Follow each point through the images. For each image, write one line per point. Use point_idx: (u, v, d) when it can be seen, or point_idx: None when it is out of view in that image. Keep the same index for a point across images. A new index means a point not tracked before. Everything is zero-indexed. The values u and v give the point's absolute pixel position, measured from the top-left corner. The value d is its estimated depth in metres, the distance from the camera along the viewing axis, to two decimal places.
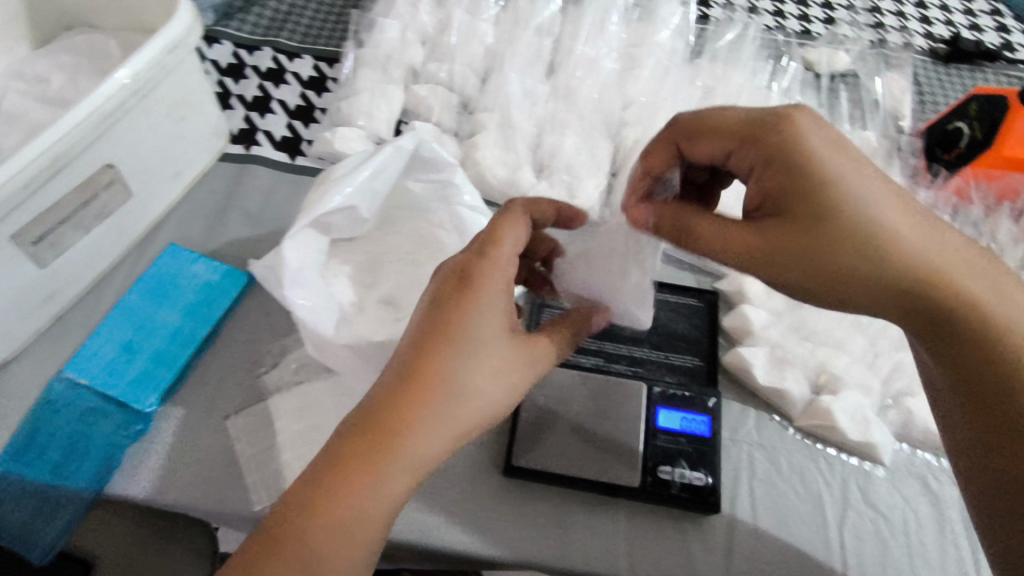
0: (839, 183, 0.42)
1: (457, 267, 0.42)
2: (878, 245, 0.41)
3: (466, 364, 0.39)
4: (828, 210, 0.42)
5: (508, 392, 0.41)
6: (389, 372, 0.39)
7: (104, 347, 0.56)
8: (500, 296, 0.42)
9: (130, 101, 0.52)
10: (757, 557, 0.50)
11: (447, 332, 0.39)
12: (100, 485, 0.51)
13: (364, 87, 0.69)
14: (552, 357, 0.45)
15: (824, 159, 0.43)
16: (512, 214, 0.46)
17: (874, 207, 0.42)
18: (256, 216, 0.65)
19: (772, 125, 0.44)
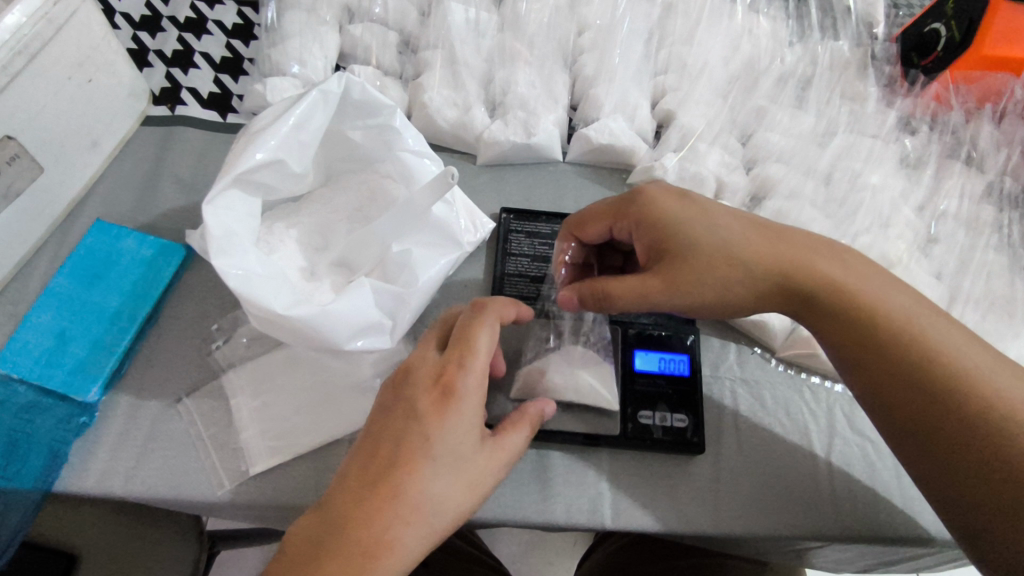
0: (716, 243, 0.42)
1: (425, 366, 0.38)
2: (748, 247, 0.42)
3: (442, 479, 0.35)
4: (710, 266, 0.42)
5: (483, 494, 0.37)
6: (358, 476, 0.34)
7: (32, 338, 0.50)
8: (479, 403, 0.37)
9: (14, 63, 0.46)
10: (747, 494, 0.48)
11: (424, 447, 0.35)
12: (46, 484, 0.47)
13: (293, 31, 0.62)
14: (517, 458, 0.40)
15: (705, 235, 0.43)
16: (486, 310, 0.40)
17: (739, 233, 0.43)
18: (190, 181, 0.60)
19: (632, 200, 0.45)
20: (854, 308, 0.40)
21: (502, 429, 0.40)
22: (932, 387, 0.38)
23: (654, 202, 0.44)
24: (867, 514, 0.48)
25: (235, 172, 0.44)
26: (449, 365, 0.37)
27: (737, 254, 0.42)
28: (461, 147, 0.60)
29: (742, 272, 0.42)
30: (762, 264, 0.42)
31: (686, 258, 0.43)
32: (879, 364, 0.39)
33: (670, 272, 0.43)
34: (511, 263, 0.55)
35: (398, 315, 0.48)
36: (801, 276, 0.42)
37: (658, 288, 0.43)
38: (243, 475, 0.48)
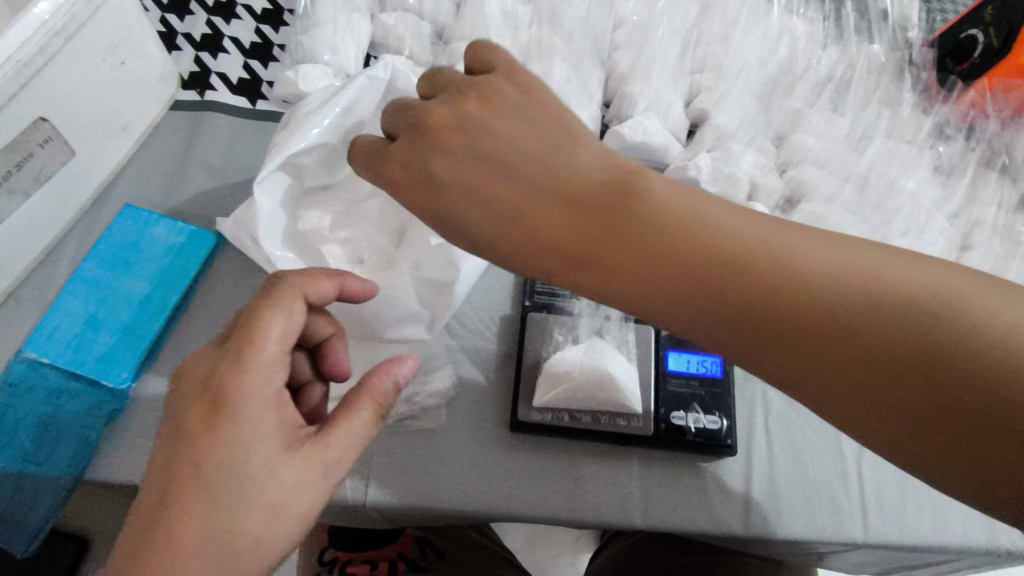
0: (535, 162, 0.36)
1: (199, 380, 0.35)
2: (670, 201, 0.34)
3: (227, 509, 0.33)
4: (492, 217, 0.35)
5: (292, 518, 0.35)
6: (145, 511, 0.33)
7: (63, 325, 0.50)
8: (262, 409, 0.35)
9: (52, 44, 0.45)
10: (778, 497, 0.49)
11: (195, 477, 0.33)
12: (77, 471, 0.47)
13: (326, 18, 0.62)
14: (350, 451, 0.37)
15: (500, 197, 0.35)
16: (276, 294, 0.37)
17: (515, 164, 0.36)
18: (219, 168, 0.59)
19: (407, 131, 0.38)
20: (754, 298, 0.31)
21: (328, 425, 0.37)
22: (906, 340, 0.28)
23: (434, 132, 0.37)
24: (895, 519, 0.49)
25: (284, 155, 0.45)
26: (224, 366, 0.35)
27: (596, 233, 0.34)
28: None
29: (560, 200, 0.35)
30: (645, 263, 0.33)
31: (546, 245, 0.34)
32: (794, 335, 0.30)
33: (514, 250, 0.35)
34: None
35: (436, 307, 0.49)
36: (676, 269, 0.32)
37: (502, 255, 0.36)
38: None
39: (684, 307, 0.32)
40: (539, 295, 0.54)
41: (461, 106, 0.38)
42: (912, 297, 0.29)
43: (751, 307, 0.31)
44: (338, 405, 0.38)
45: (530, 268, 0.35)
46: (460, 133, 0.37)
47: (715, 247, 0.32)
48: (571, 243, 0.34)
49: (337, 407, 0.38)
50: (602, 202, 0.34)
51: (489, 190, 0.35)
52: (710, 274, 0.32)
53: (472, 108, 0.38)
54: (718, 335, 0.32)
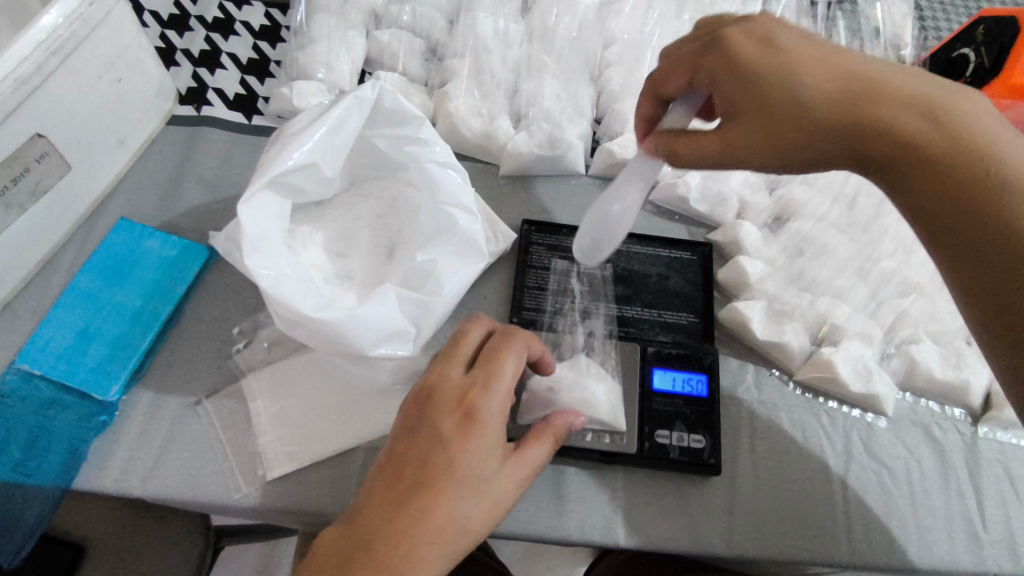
0: (815, 97, 0.38)
1: (454, 391, 0.38)
2: (926, 134, 0.37)
3: (468, 499, 0.36)
4: (793, 118, 0.38)
5: (470, 530, 0.36)
6: (385, 497, 0.35)
7: (57, 337, 0.51)
8: (498, 423, 0.38)
9: (50, 62, 0.46)
10: (762, 516, 0.48)
11: (450, 469, 0.36)
12: (65, 482, 0.48)
13: (321, 34, 0.62)
14: (535, 472, 0.40)
15: (817, 104, 0.38)
16: (514, 336, 0.41)
17: (852, 99, 0.38)
18: (214, 181, 0.60)
19: (706, 49, 0.41)
20: (995, 226, 0.35)
21: (525, 442, 0.41)
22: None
23: (757, 51, 0.39)
24: (881, 540, 0.48)
25: (269, 175, 0.45)
26: (473, 386, 0.38)
27: (922, 144, 0.37)
28: (484, 157, 0.60)
29: (881, 115, 0.37)
30: (959, 168, 0.36)
31: (838, 141, 0.38)
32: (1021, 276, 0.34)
33: (784, 143, 0.39)
34: (530, 275, 0.55)
35: (423, 323, 0.47)
36: (978, 196, 0.35)
37: (774, 152, 0.40)
38: (260, 480, 0.48)
39: (953, 211, 0.36)
40: (526, 311, 0.54)
41: (728, 47, 0.40)
42: None
43: (1010, 227, 0.34)
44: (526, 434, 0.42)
45: (777, 156, 0.40)
46: (761, 42, 0.40)
47: (1009, 173, 0.35)
48: (886, 148, 0.38)
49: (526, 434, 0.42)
50: (948, 126, 0.37)
51: (787, 101, 0.38)
52: (978, 190, 0.35)
53: (748, 47, 0.39)
54: (947, 230, 0.37)
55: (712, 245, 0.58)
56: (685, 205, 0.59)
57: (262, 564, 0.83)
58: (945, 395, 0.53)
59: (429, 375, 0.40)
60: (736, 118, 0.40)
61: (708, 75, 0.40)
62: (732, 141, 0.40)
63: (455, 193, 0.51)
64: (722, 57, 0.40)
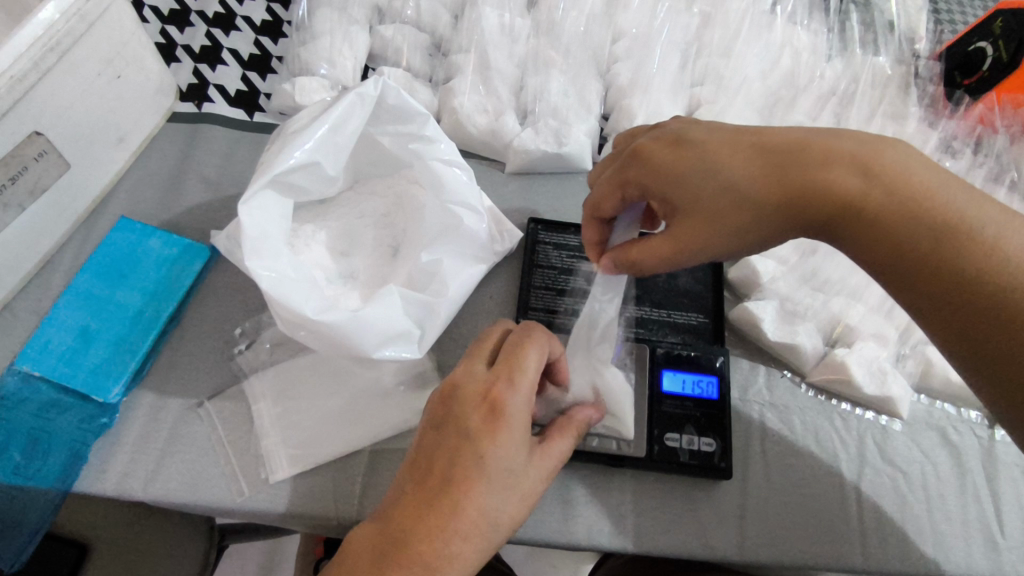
0: (744, 188, 0.38)
1: (477, 386, 0.37)
2: (861, 198, 0.36)
3: (500, 494, 0.35)
4: (732, 205, 0.38)
5: (504, 521, 0.35)
6: (415, 493, 0.35)
7: (57, 338, 0.50)
8: (525, 416, 0.37)
9: (47, 59, 0.46)
10: (774, 521, 0.47)
11: (479, 465, 0.35)
12: (65, 485, 0.47)
13: (323, 30, 0.61)
14: (564, 463, 0.40)
15: (750, 188, 0.38)
16: (536, 330, 0.40)
17: (775, 184, 0.37)
18: (215, 180, 0.59)
19: (627, 164, 0.42)
20: (962, 276, 0.34)
21: (551, 435, 0.40)
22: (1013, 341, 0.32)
23: (670, 149, 0.40)
24: (894, 546, 0.47)
25: (270, 174, 0.43)
26: (497, 381, 0.37)
27: (862, 206, 0.36)
28: (490, 154, 0.59)
29: (812, 190, 0.36)
30: (903, 232, 0.35)
31: (781, 219, 0.38)
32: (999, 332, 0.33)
33: (733, 230, 0.39)
34: (537, 275, 0.54)
35: (427, 325, 0.46)
36: (935, 251, 0.34)
37: (726, 240, 0.39)
38: (263, 482, 0.48)
39: (917, 270, 0.35)
40: (533, 311, 0.53)
41: (648, 154, 0.41)
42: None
43: (971, 275, 0.34)
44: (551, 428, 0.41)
45: (732, 246, 0.40)
46: (671, 144, 0.40)
47: (953, 224, 0.35)
48: (829, 214, 0.37)
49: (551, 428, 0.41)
50: (882, 181, 0.36)
51: (717, 192, 0.38)
52: (938, 247, 0.34)
53: (668, 155, 0.40)
54: (919, 293, 0.36)
55: None
56: None
57: (266, 561, 0.83)
58: (961, 397, 0.52)
59: (454, 371, 0.39)
60: (680, 217, 0.40)
61: (638, 181, 0.41)
62: (683, 238, 0.40)
63: (460, 191, 0.50)
64: (645, 165, 0.40)
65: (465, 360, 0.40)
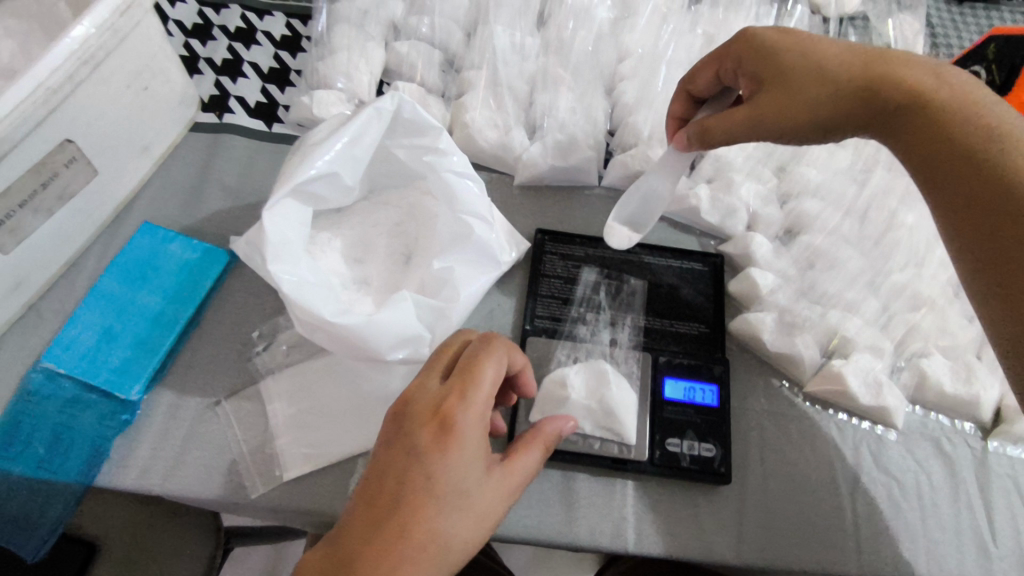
0: (827, 66, 0.43)
1: (430, 403, 0.38)
2: (929, 93, 0.41)
3: (449, 515, 0.36)
4: (812, 80, 0.43)
5: (457, 542, 0.36)
6: (365, 515, 0.35)
7: (81, 337, 0.52)
8: (478, 435, 0.38)
9: (81, 71, 0.48)
10: (771, 526, 0.49)
11: (428, 486, 0.35)
12: (87, 479, 0.49)
13: (341, 46, 0.64)
14: (525, 480, 0.41)
15: (831, 67, 0.43)
16: (494, 342, 0.41)
17: (859, 65, 0.42)
18: (234, 187, 0.61)
19: (731, 43, 0.48)
20: (992, 177, 0.37)
21: (513, 452, 0.41)
22: (1021, 230, 0.35)
23: (767, 37, 0.46)
24: (889, 552, 0.48)
25: (293, 183, 0.46)
26: (449, 396, 0.38)
27: (928, 100, 0.40)
28: (500, 167, 0.61)
29: (888, 83, 0.42)
30: (958, 130, 0.39)
31: (852, 103, 0.43)
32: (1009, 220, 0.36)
33: (805, 101, 0.43)
34: (544, 284, 0.56)
35: (438, 329, 0.48)
36: (978, 147, 0.38)
37: (793, 120, 0.44)
38: (276, 480, 0.49)
39: (953, 165, 0.39)
40: (539, 319, 0.55)
41: (753, 34, 0.47)
42: None
43: (1001, 169, 0.37)
44: (515, 443, 0.42)
45: (795, 125, 0.44)
46: (781, 30, 0.46)
47: (989, 124, 0.39)
48: (894, 103, 0.41)
49: (516, 442, 0.43)
50: (952, 90, 0.40)
51: (804, 66, 0.44)
52: (985, 147, 0.38)
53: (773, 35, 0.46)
54: (940, 188, 0.40)
55: (723, 256, 0.59)
56: (696, 217, 0.60)
57: (270, 562, 0.84)
58: (954, 409, 0.54)
59: (408, 387, 0.40)
60: (763, 90, 0.45)
61: (736, 61, 0.47)
62: (759, 109, 0.44)
63: (471, 202, 0.52)
64: (751, 42, 0.46)
65: (421, 375, 0.40)
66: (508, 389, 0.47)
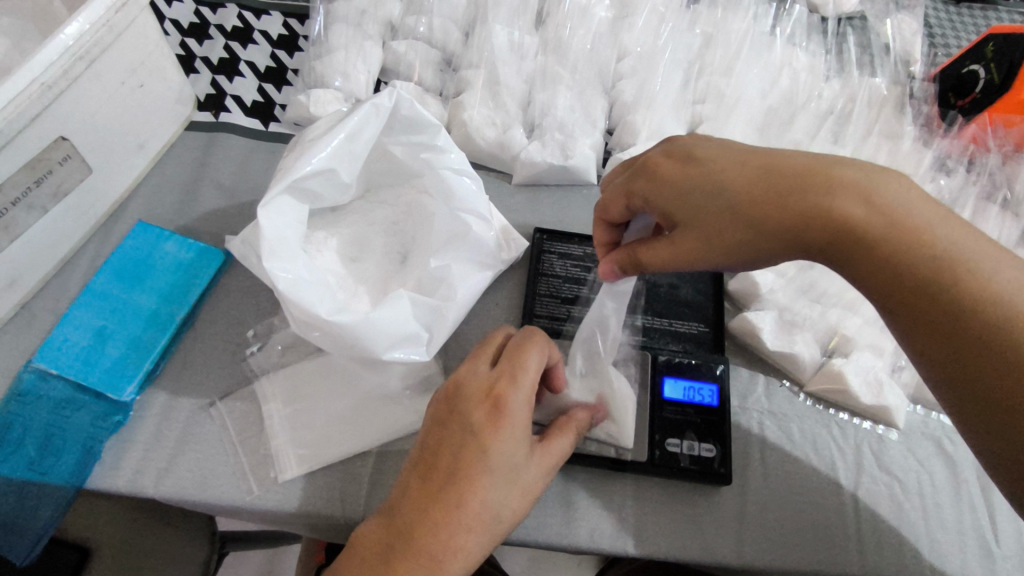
0: (751, 217, 0.38)
1: (481, 386, 0.38)
2: (872, 227, 0.36)
3: (500, 488, 0.36)
4: (746, 239, 0.39)
5: (506, 514, 0.36)
6: (420, 488, 0.36)
7: (74, 337, 0.51)
8: (527, 413, 0.38)
9: (76, 67, 0.47)
10: (772, 527, 0.48)
11: (481, 461, 0.36)
12: (77, 481, 0.48)
13: (339, 44, 0.64)
14: (565, 459, 0.41)
15: (762, 217, 0.38)
16: (538, 333, 0.41)
17: (795, 182, 0.38)
18: (231, 186, 0.61)
19: (638, 174, 0.44)
20: (932, 297, 0.35)
21: (554, 430, 0.41)
22: (961, 344, 0.34)
23: (664, 163, 0.43)
24: (891, 553, 0.48)
25: (289, 178, 0.45)
26: (500, 378, 0.38)
27: (861, 233, 0.36)
28: (498, 166, 0.61)
29: (809, 234, 0.37)
30: (889, 262, 0.36)
31: (791, 249, 0.38)
32: (963, 344, 0.34)
33: (750, 251, 0.39)
34: (542, 284, 0.56)
35: (435, 329, 0.48)
36: (911, 260, 0.35)
37: (736, 254, 0.40)
38: (272, 481, 0.49)
39: (913, 299, 0.36)
40: (537, 318, 0.54)
41: (688, 231, 0.41)
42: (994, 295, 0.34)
43: (949, 323, 0.34)
44: (551, 426, 0.42)
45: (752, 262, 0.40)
46: (682, 160, 0.42)
47: (916, 257, 0.35)
48: (825, 244, 0.37)
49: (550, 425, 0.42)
50: (887, 216, 0.36)
51: (717, 208, 0.39)
52: (913, 269, 0.35)
53: (671, 169, 0.42)
54: (913, 320, 0.36)
55: None
56: None
57: (266, 564, 0.83)
58: None
59: (456, 370, 0.40)
60: (682, 230, 0.41)
61: (645, 194, 0.43)
62: (681, 247, 0.41)
63: (469, 200, 0.51)
64: (655, 178, 0.42)
65: (468, 359, 0.40)
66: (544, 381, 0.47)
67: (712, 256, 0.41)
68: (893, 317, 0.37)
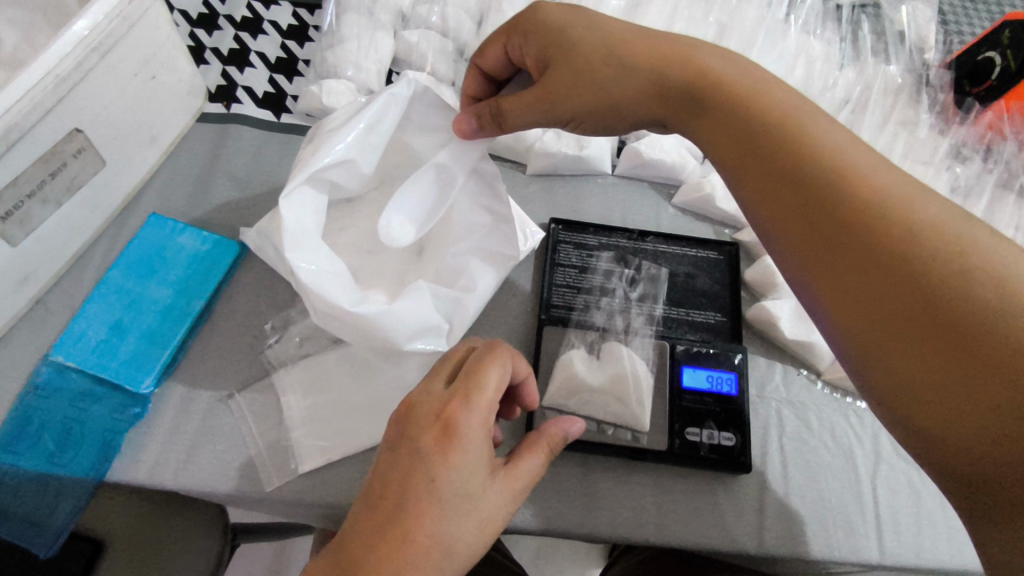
0: (629, 67, 0.43)
1: (431, 412, 0.37)
2: (770, 99, 0.39)
3: (453, 520, 0.35)
4: (623, 86, 0.43)
5: (459, 547, 0.35)
6: (366, 521, 0.34)
7: (91, 330, 0.51)
8: (481, 440, 0.37)
9: (90, 59, 0.47)
10: (791, 516, 0.48)
11: (431, 492, 0.34)
12: (98, 475, 0.48)
13: (350, 34, 0.63)
14: (531, 483, 0.40)
15: (631, 58, 0.43)
16: (498, 348, 0.40)
17: (711, 53, 0.42)
18: (244, 179, 0.60)
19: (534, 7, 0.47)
20: (790, 166, 0.36)
21: (516, 455, 0.40)
22: (827, 220, 0.34)
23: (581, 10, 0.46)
24: (911, 541, 0.48)
25: (308, 170, 0.45)
26: (453, 401, 0.37)
27: (734, 97, 0.40)
28: (512, 156, 0.61)
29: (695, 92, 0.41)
30: (761, 127, 0.38)
31: (648, 96, 0.43)
32: (833, 220, 0.34)
33: (609, 94, 0.44)
34: (559, 274, 0.56)
35: (455, 319, 0.48)
36: (790, 133, 0.37)
37: (589, 100, 0.44)
38: (292, 473, 0.49)
39: (785, 182, 0.36)
40: (555, 309, 0.54)
41: (578, 64, 0.44)
42: (871, 174, 0.35)
43: (822, 195, 0.35)
44: (518, 447, 0.41)
45: (605, 108, 0.45)
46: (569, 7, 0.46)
47: (796, 135, 0.37)
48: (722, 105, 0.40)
49: (518, 445, 0.41)
50: (756, 96, 0.39)
51: (593, 51, 0.44)
52: (788, 141, 0.37)
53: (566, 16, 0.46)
54: (776, 197, 0.37)
55: (739, 245, 0.59)
56: (709, 205, 0.59)
57: (278, 560, 0.83)
58: None
59: (410, 390, 0.39)
60: (551, 68, 0.44)
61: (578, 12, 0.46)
62: (548, 84, 0.44)
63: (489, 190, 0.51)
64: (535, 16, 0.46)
65: (418, 381, 0.39)
66: (513, 399, 0.46)
67: (571, 99, 0.45)
68: (764, 206, 0.38)
